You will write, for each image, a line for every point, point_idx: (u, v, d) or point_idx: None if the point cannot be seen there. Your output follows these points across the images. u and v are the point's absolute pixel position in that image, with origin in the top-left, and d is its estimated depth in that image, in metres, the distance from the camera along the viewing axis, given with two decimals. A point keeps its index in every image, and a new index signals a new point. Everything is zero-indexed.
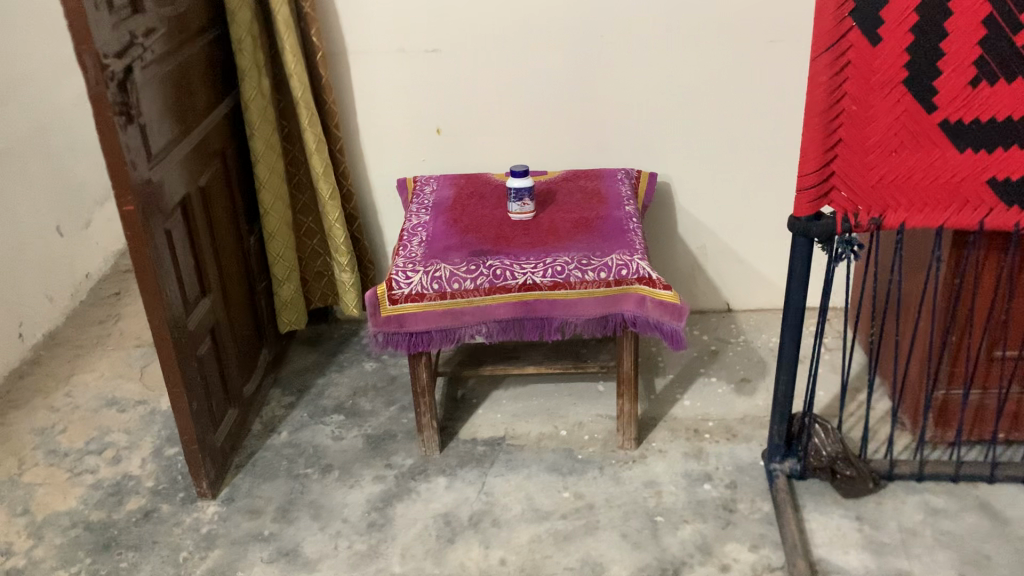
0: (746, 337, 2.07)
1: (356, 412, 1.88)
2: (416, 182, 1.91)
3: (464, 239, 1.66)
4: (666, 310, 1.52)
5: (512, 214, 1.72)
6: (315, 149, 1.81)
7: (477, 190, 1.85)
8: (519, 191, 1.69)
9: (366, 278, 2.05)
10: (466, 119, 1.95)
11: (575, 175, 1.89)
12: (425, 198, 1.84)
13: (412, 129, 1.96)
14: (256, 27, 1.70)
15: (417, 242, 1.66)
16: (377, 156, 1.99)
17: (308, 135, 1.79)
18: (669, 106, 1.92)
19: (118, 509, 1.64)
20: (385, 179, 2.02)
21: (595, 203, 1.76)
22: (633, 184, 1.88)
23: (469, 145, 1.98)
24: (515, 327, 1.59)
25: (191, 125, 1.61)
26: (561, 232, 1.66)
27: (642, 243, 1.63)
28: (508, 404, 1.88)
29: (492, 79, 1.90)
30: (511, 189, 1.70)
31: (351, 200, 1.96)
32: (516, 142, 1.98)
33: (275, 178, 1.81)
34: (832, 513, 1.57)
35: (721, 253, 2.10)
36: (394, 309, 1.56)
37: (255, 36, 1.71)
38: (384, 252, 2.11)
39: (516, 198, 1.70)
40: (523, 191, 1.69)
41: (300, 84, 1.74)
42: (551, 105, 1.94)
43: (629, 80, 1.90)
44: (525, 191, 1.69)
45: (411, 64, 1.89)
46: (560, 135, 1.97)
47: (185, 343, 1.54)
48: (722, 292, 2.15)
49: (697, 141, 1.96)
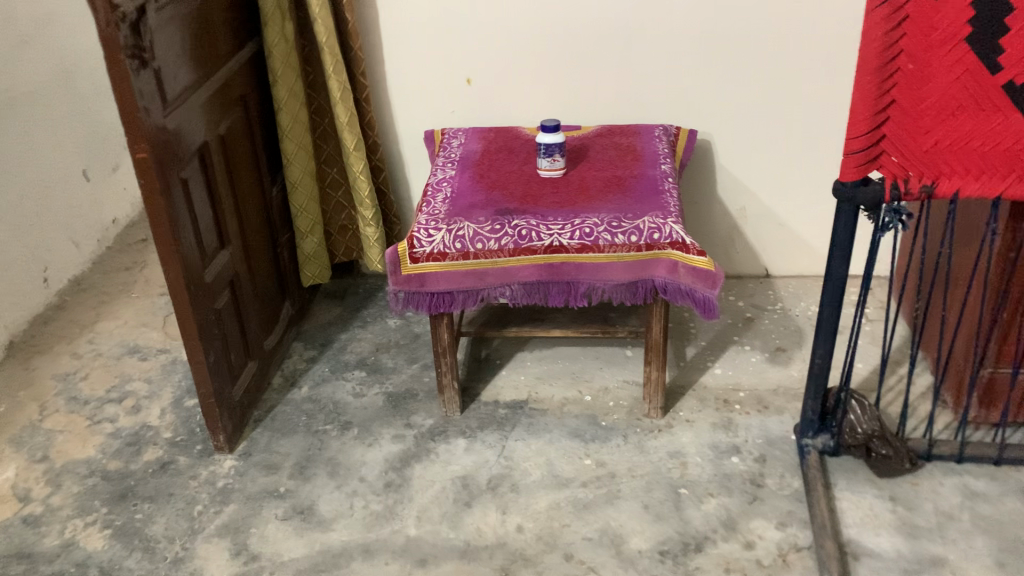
0: (783, 305, 1.99)
1: (378, 369, 1.85)
2: (444, 135, 1.85)
3: (490, 197, 1.60)
4: (699, 277, 1.45)
5: (541, 171, 1.65)
6: (340, 98, 1.75)
7: (507, 144, 1.78)
8: (549, 147, 1.62)
9: (391, 232, 2.00)
10: (498, 70, 1.88)
11: (609, 130, 1.82)
12: (453, 151, 1.77)
13: (442, 80, 1.89)
14: None
15: (441, 198, 1.61)
16: (405, 107, 1.92)
17: (333, 84, 1.73)
18: (711, 60, 1.83)
19: (136, 460, 1.63)
20: (413, 131, 1.95)
21: (629, 162, 1.68)
22: (670, 142, 1.80)
23: (500, 96, 1.91)
24: (540, 290, 1.54)
25: (212, 70, 1.56)
26: (591, 191, 1.60)
27: (676, 205, 1.55)
28: (532, 367, 1.83)
29: (526, 27, 1.82)
30: (540, 144, 1.63)
31: (377, 151, 1.90)
32: (549, 95, 1.90)
33: (298, 127, 1.76)
34: (865, 493, 1.50)
35: (761, 216, 2.02)
36: (415, 267, 1.51)
37: None
38: (411, 206, 2.05)
39: (545, 154, 1.63)
40: (554, 147, 1.62)
41: (325, 31, 1.68)
42: (586, 57, 1.85)
43: (670, 31, 1.80)
44: (555, 148, 1.62)
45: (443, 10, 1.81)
46: (595, 89, 1.89)
47: (202, 296, 1.52)
48: (760, 257, 2.07)
49: (740, 98, 1.87)
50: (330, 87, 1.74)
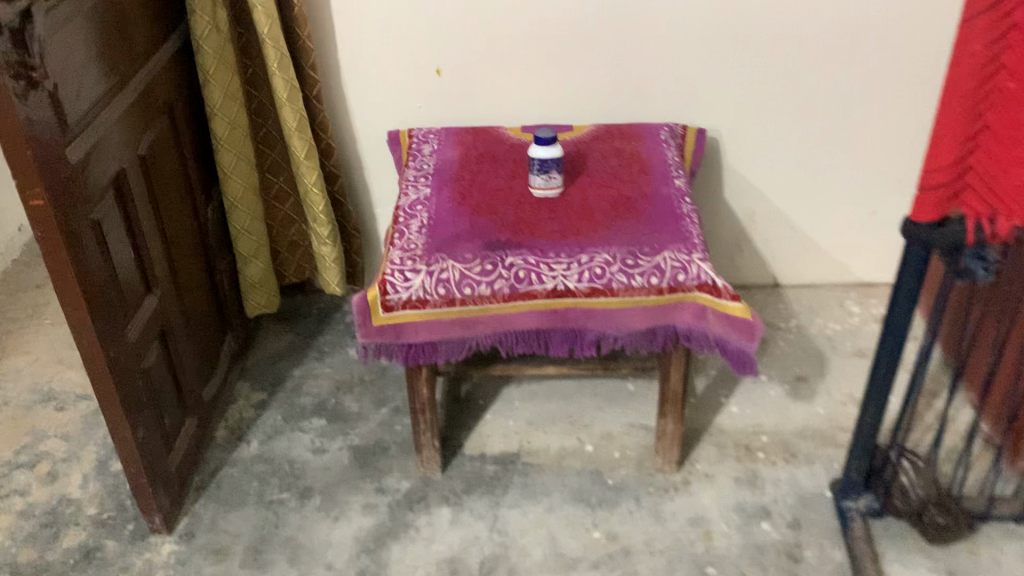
0: (797, 322, 1.77)
1: (341, 416, 1.58)
2: (412, 137, 1.56)
3: (475, 224, 1.33)
4: (733, 326, 1.21)
5: (533, 189, 1.38)
6: (287, 98, 1.45)
7: (488, 151, 1.50)
8: (543, 162, 1.35)
9: (349, 247, 1.72)
10: (472, 58, 1.59)
11: (606, 131, 1.55)
12: (424, 159, 1.49)
13: (407, 71, 1.60)
14: None
15: (415, 226, 1.33)
16: (363, 101, 1.63)
17: (279, 82, 1.42)
18: (723, 48, 1.57)
19: (52, 548, 1.35)
20: (373, 128, 1.66)
21: (635, 175, 1.42)
22: (678, 145, 1.54)
23: (475, 88, 1.62)
24: (540, 338, 1.28)
25: (126, 76, 1.24)
26: (595, 215, 1.34)
27: (699, 233, 1.30)
28: (521, 409, 1.58)
29: (505, 6, 1.53)
30: (533, 158, 1.35)
31: (332, 156, 1.61)
32: (533, 87, 1.62)
33: (237, 134, 1.46)
34: (918, 566, 1.29)
35: (772, 221, 1.78)
36: (389, 317, 1.24)
37: None
38: (372, 215, 1.77)
39: (538, 170, 1.36)
40: (549, 162, 1.35)
41: (266, 19, 1.36)
42: (578, 45, 1.58)
43: (675, 10, 1.53)
44: (551, 163, 1.35)
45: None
46: (588, 82, 1.62)
47: (125, 359, 1.22)
48: (769, 266, 1.83)
49: (754, 88, 1.61)
50: (274, 86, 1.44)
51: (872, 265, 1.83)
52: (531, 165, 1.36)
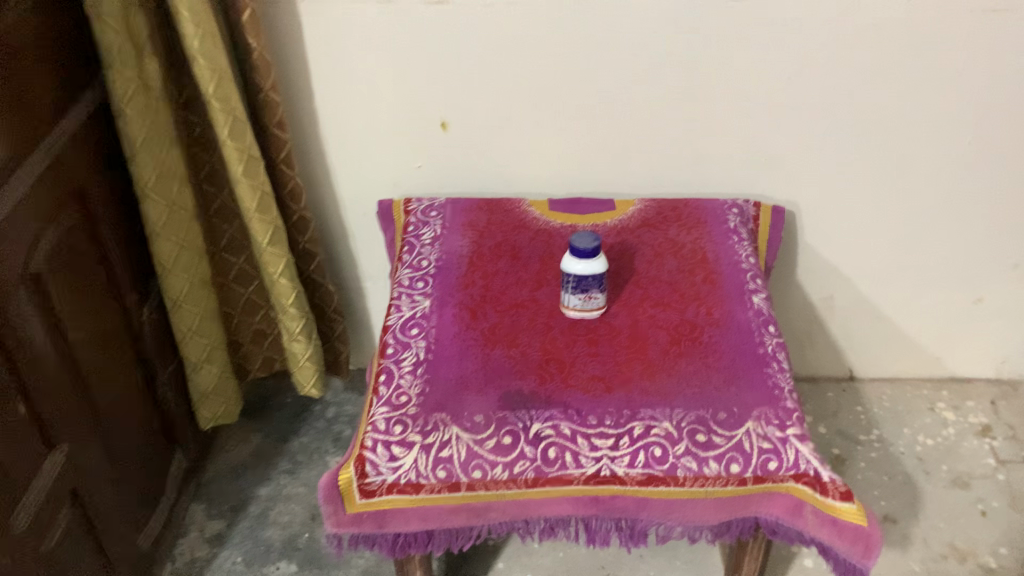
0: (879, 433, 1.44)
1: (315, 559, 1.27)
2: (409, 213, 1.22)
3: (488, 363, 0.99)
4: (838, 533, 0.88)
5: (564, 308, 1.04)
6: (242, 172, 1.10)
7: (507, 241, 1.16)
8: (579, 278, 1.00)
9: (330, 334, 1.39)
10: (488, 109, 1.24)
11: (657, 213, 1.21)
12: (424, 250, 1.15)
13: (404, 126, 1.25)
14: None
15: (408, 363, 0.99)
16: (348, 160, 1.29)
17: (230, 152, 1.08)
18: (811, 109, 1.22)
19: None
20: (361, 191, 1.32)
21: (700, 284, 1.08)
22: (750, 234, 1.20)
23: (490, 146, 1.28)
24: (574, 524, 0.95)
25: (10, 166, 0.88)
26: (648, 353, 1.00)
27: (789, 383, 0.97)
28: (542, 555, 1.26)
29: (533, 46, 1.18)
30: (566, 273, 1.01)
31: (306, 231, 1.26)
32: (563, 145, 1.28)
33: (177, 218, 1.11)
34: None
35: (854, 308, 1.44)
36: (367, 504, 0.91)
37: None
38: (359, 290, 1.43)
39: (572, 288, 1.01)
40: (588, 280, 1.00)
41: (210, 73, 1.02)
42: (625, 101, 1.23)
43: (755, 53, 1.17)
44: (591, 280, 1.00)
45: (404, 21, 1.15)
46: (636, 144, 1.28)
47: (11, 557, 0.89)
48: (844, 357, 1.50)
49: (848, 153, 1.27)
50: (225, 156, 1.09)
51: (970, 359, 1.50)
52: (563, 280, 1.02)
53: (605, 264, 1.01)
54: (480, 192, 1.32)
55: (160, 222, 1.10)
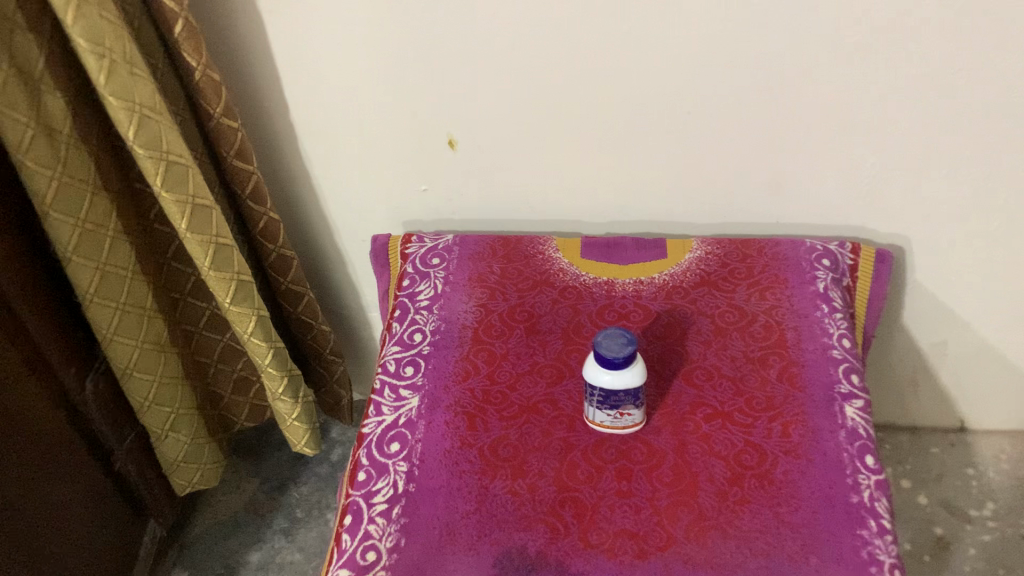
0: (995, 508, 1.16)
1: None
2: (405, 259, 0.97)
3: (484, 504, 0.75)
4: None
5: (590, 421, 0.79)
6: (187, 227, 0.86)
7: (524, 305, 0.91)
8: (608, 392, 0.75)
9: (328, 376, 1.17)
10: (505, 121, 0.97)
11: (721, 265, 0.93)
12: (418, 317, 0.90)
13: (401, 141, 0.99)
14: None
15: (382, 503, 0.76)
16: (336, 180, 1.04)
17: (169, 205, 0.84)
18: (936, 130, 0.91)
19: None
20: (355, 216, 1.07)
21: (774, 385, 0.82)
22: (845, 294, 0.91)
23: (511, 165, 1.01)
24: None
25: None
26: (697, 495, 0.75)
27: (891, 551, 0.71)
28: None
29: (564, 47, 0.89)
30: (591, 384, 0.75)
31: (288, 272, 1.03)
32: (605, 163, 1.00)
33: (112, 280, 0.89)
34: None
35: (972, 356, 1.15)
36: None
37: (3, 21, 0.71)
38: (363, 321, 1.20)
39: (599, 401, 0.76)
40: (621, 394, 0.75)
41: (126, 115, 0.77)
42: (684, 116, 0.94)
43: (866, 56, 0.86)
44: (625, 395, 0.75)
45: (391, 18, 0.87)
46: (700, 167, 0.99)
47: None
48: (955, 407, 1.22)
49: (984, 182, 0.95)
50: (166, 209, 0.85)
51: None
52: (588, 390, 0.77)
53: (643, 373, 0.75)
54: (502, 215, 1.06)
55: (90, 288, 0.87)
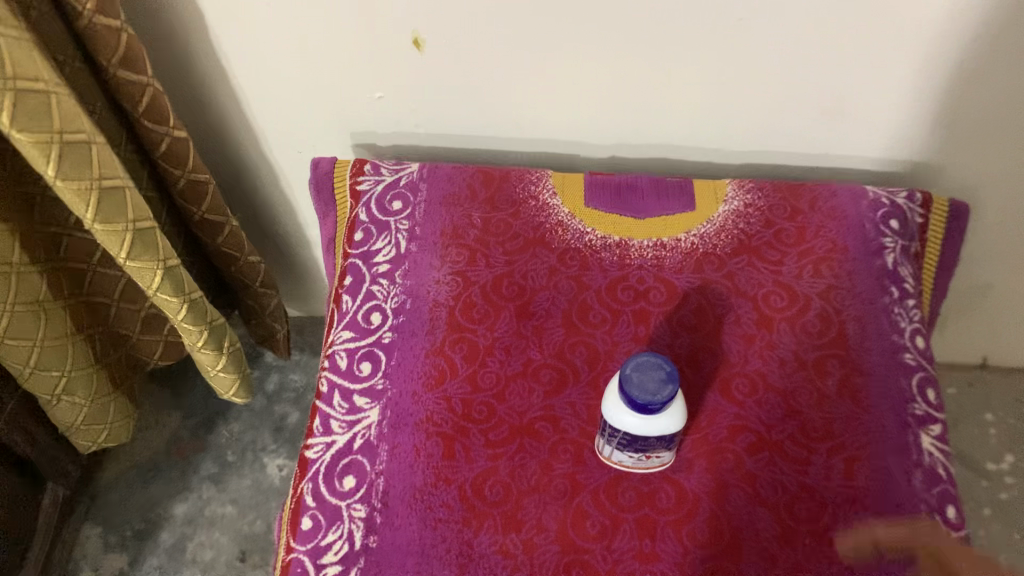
0: (1014, 461, 1.06)
1: None
2: (357, 201, 0.74)
3: (468, 567, 0.58)
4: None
5: (609, 457, 0.61)
6: (54, 173, 0.63)
7: (514, 274, 0.70)
8: (636, 437, 0.57)
9: (259, 308, 0.97)
10: (489, 20, 0.70)
11: (766, 224, 0.73)
12: (377, 290, 0.69)
13: (347, 43, 0.73)
14: None
15: (334, 566, 0.59)
16: (266, 81, 0.78)
17: (25, 148, 0.60)
18: None
19: None
20: (285, 125, 0.83)
21: (833, 402, 0.64)
22: (915, 267, 0.72)
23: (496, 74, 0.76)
24: None
25: None
26: (739, 558, 0.59)
27: None
28: None
29: None
30: (612, 423, 0.57)
31: (204, 200, 0.81)
32: (620, 78, 0.75)
33: None
34: None
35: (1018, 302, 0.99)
36: None
37: None
38: (301, 238, 0.98)
39: (622, 443, 0.58)
40: (652, 439, 0.57)
41: None
42: (731, 39, 0.70)
43: None
44: (658, 439, 0.57)
45: None
46: (742, 96, 0.76)
47: None
48: (983, 346, 1.08)
49: None
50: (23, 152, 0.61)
51: None
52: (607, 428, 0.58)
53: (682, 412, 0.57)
54: (480, 134, 0.83)
55: None
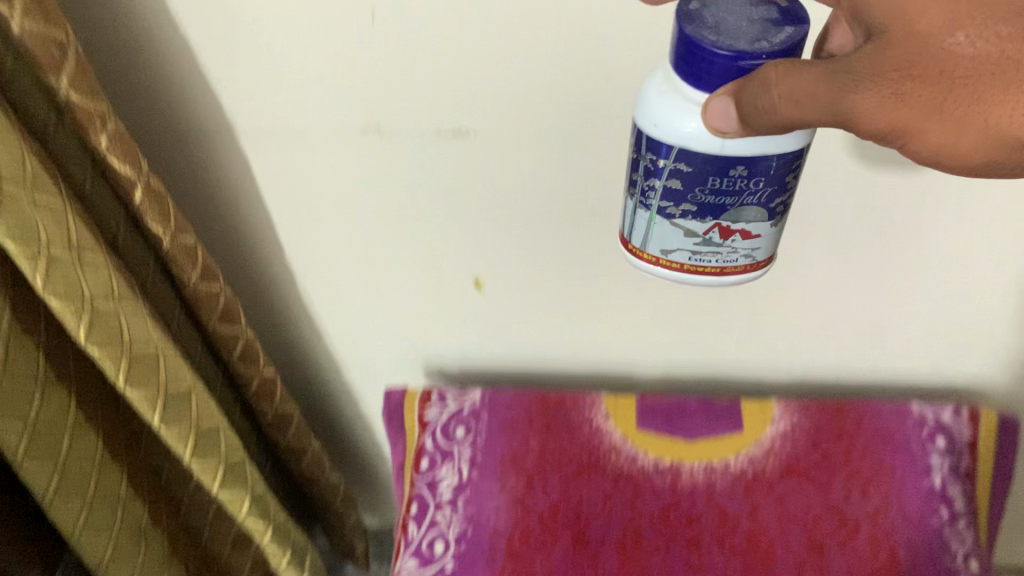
0: None
1: None
2: (423, 429, 0.82)
3: None
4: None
5: (657, 262, 0.57)
6: (159, 423, 0.71)
7: (572, 501, 0.75)
8: (693, 176, 0.50)
9: (338, 522, 1.02)
10: (528, 251, 0.80)
11: (812, 446, 0.77)
12: (441, 519, 0.76)
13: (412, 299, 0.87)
14: None
15: None
16: (336, 311, 0.89)
17: (142, 405, 0.69)
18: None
19: None
20: (366, 361, 0.95)
21: None
22: (966, 485, 0.76)
23: (545, 295, 0.86)
24: None
25: None
26: (994, 164, 0.47)
27: None
28: None
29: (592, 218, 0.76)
30: (647, 154, 0.51)
31: (289, 430, 0.88)
32: (654, 295, 0.83)
33: (78, 484, 0.71)
34: None
35: None
36: None
37: None
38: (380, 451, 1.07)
39: (670, 203, 0.52)
40: (722, 180, 0.50)
41: (76, 315, 0.61)
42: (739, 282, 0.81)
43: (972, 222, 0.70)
44: (739, 181, 0.50)
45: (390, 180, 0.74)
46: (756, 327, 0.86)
47: None
48: None
49: None
50: (140, 412, 0.70)
51: None
52: (642, 163, 0.52)
53: (799, 139, 0.49)
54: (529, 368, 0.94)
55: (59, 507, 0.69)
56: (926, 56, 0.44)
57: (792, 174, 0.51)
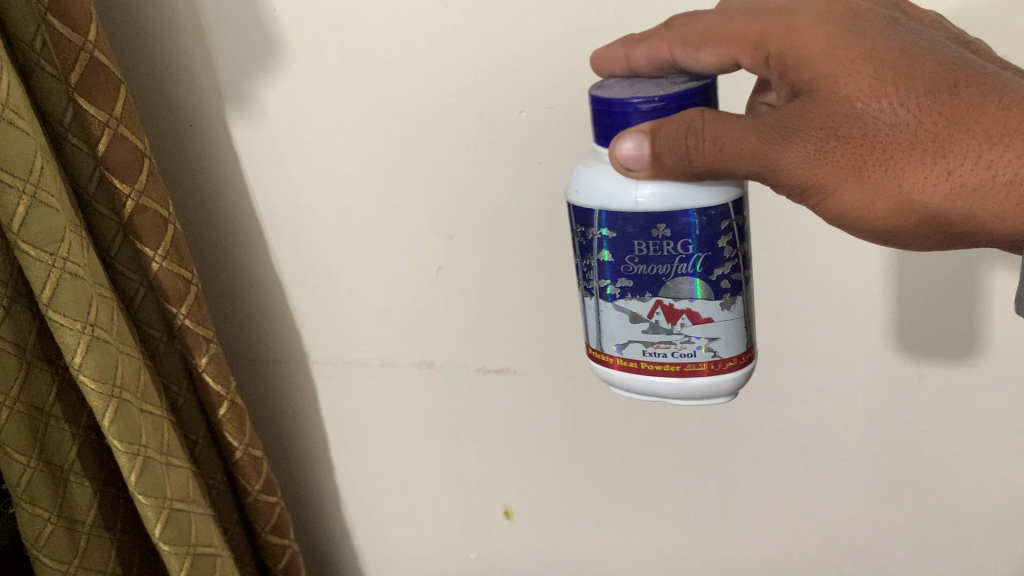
0: None
1: None
2: None
3: None
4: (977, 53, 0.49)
5: (616, 361, 0.59)
6: None
7: None
8: (620, 241, 0.54)
9: None
10: (544, 490, 0.89)
11: None
12: None
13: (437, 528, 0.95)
14: (52, 398, 0.66)
15: None
16: (370, 522, 0.96)
17: None
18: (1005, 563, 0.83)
19: None
20: None
21: None
22: None
23: (564, 528, 0.92)
24: None
25: None
26: (897, 228, 0.51)
27: None
28: None
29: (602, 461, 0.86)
30: (580, 228, 0.56)
31: None
32: (665, 531, 0.90)
33: None
34: None
35: None
36: None
37: (56, 417, 0.67)
38: None
39: (611, 280, 0.56)
40: (648, 243, 0.53)
41: (158, 513, 0.69)
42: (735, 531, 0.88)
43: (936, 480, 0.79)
44: (666, 243, 0.53)
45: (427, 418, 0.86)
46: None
47: None
48: None
49: None
50: None
51: None
52: (579, 241, 0.57)
53: (715, 197, 0.52)
54: None
55: None
56: (831, 106, 0.47)
57: (725, 243, 0.53)
